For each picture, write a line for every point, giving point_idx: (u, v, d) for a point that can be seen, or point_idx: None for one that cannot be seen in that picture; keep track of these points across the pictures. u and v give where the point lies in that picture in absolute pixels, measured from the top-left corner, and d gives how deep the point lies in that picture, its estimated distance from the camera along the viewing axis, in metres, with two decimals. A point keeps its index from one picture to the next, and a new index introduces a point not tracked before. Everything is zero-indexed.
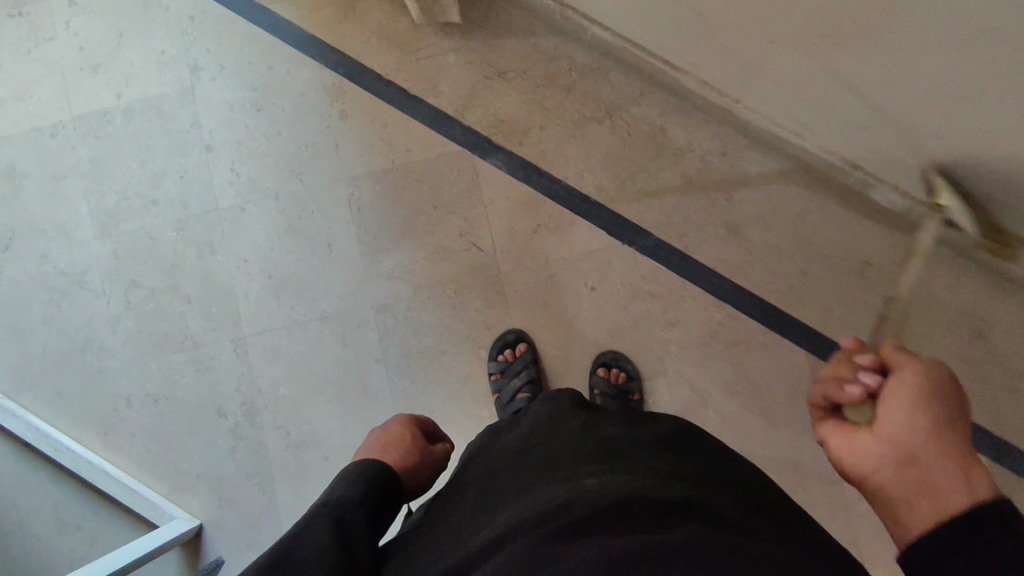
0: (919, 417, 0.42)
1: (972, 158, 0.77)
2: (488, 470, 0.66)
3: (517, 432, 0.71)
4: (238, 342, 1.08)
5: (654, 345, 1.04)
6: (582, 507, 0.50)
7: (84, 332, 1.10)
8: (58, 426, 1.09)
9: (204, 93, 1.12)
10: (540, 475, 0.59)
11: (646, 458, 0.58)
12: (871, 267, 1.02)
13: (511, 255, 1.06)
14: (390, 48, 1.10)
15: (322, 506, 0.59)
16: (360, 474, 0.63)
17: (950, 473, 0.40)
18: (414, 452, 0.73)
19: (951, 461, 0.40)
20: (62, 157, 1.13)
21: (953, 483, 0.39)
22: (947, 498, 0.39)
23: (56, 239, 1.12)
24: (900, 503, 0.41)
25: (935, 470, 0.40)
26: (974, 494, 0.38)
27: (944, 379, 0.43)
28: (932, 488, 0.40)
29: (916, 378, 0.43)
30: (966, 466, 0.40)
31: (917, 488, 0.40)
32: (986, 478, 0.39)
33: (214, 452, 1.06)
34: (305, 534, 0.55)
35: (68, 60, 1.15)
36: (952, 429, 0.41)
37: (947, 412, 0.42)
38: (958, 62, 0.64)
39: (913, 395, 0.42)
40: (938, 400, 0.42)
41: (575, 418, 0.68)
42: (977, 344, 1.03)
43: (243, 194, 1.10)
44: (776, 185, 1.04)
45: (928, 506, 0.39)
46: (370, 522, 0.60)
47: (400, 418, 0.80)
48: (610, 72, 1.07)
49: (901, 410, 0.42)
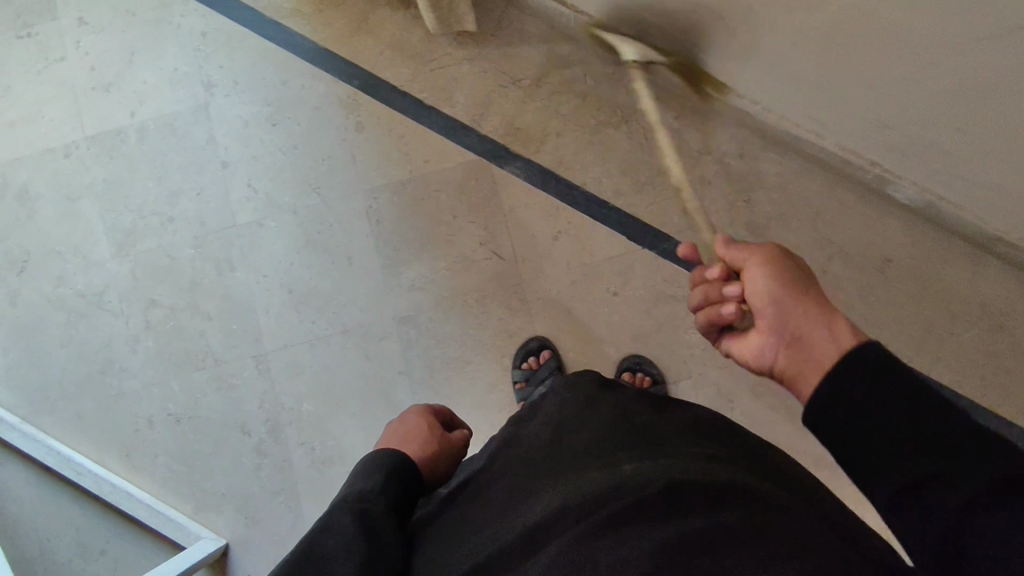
0: (779, 299, 0.52)
1: (1000, 151, 0.77)
2: (512, 455, 0.63)
3: (539, 416, 0.67)
4: (260, 358, 1.07)
5: (678, 348, 1.04)
6: (629, 500, 0.49)
7: (103, 353, 1.09)
8: (79, 448, 1.08)
9: (218, 110, 1.12)
10: (575, 462, 0.57)
11: (682, 444, 0.57)
12: (890, 265, 1.02)
13: (532, 262, 1.06)
14: (404, 59, 1.10)
15: (345, 498, 0.57)
16: (384, 464, 0.62)
17: (818, 330, 0.49)
18: (434, 442, 0.71)
19: (813, 320, 0.49)
20: (75, 177, 1.13)
21: (820, 336, 0.48)
22: (822, 348, 0.48)
23: (72, 260, 1.11)
24: (798, 372, 0.49)
25: (808, 333, 0.49)
26: (844, 339, 0.47)
27: (781, 261, 0.54)
28: (811, 348, 0.48)
29: (763, 269, 0.54)
30: (827, 319, 0.49)
31: (802, 356, 0.49)
32: (840, 322, 0.48)
33: (239, 470, 1.05)
34: (333, 529, 0.53)
35: (79, 80, 1.15)
36: (802, 297, 0.51)
37: (794, 285, 0.52)
38: (992, 56, 0.64)
39: (768, 284, 0.53)
40: (781, 280, 0.53)
41: (600, 399, 0.65)
42: (999, 336, 1.00)
43: (261, 210, 1.10)
44: (795, 184, 1.04)
45: (812, 365, 0.48)
46: (396, 514, 0.58)
47: (416, 408, 0.78)
48: (625, 77, 1.07)
49: (764, 301, 0.53)
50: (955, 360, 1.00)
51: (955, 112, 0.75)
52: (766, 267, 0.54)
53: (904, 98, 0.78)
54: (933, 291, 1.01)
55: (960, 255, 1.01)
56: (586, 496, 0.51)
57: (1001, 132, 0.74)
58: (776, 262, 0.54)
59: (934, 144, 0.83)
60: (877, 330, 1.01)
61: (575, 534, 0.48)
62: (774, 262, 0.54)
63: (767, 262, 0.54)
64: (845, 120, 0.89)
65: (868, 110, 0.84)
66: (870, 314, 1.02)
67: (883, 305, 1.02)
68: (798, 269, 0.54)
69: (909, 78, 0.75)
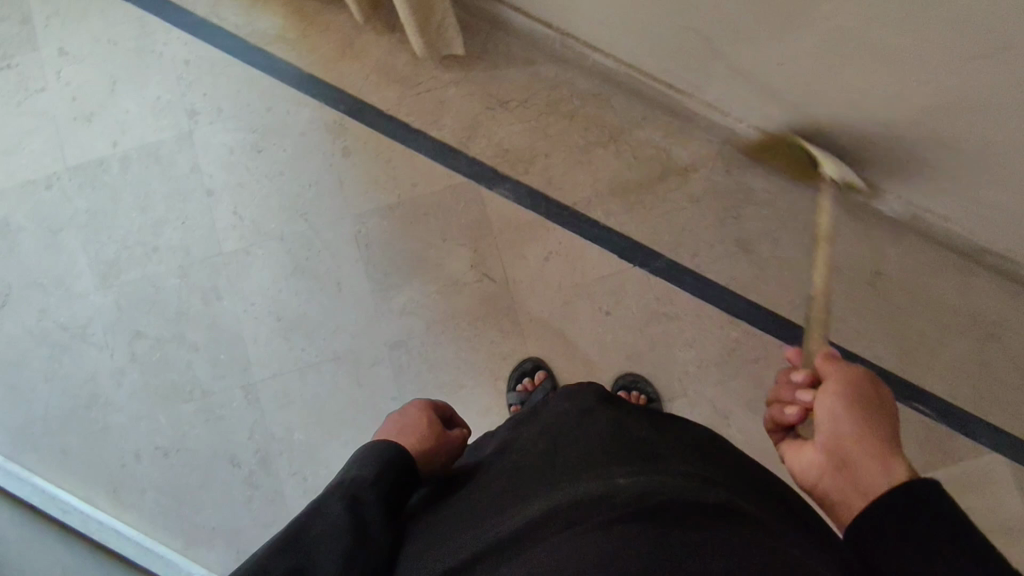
0: (840, 417, 0.51)
1: (987, 164, 0.77)
2: (505, 465, 0.60)
3: (538, 426, 0.65)
4: (250, 387, 1.05)
5: (673, 366, 1.03)
6: (622, 505, 0.46)
7: (88, 388, 1.07)
8: (64, 486, 1.05)
9: (202, 137, 1.11)
10: (569, 469, 0.54)
11: (683, 459, 0.54)
12: (882, 278, 1.02)
13: (523, 283, 1.05)
14: (391, 83, 1.10)
15: (339, 487, 0.56)
16: (380, 455, 0.59)
17: (872, 458, 0.47)
18: (431, 436, 0.67)
19: (871, 448, 0.48)
20: (57, 209, 1.11)
21: (876, 473, 0.46)
22: (872, 485, 0.46)
23: (55, 293, 1.09)
24: (839, 503, 0.48)
25: (861, 467, 0.47)
26: (895, 473, 0.45)
27: (864, 386, 0.53)
28: (858, 475, 0.47)
29: (839, 386, 0.53)
30: (886, 450, 0.47)
31: (848, 481, 0.48)
32: (905, 468, 0.46)
33: (230, 503, 1.03)
34: (319, 517, 0.52)
35: (60, 110, 1.13)
36: (872, 430, 0.49)
37: (865, 409, 0.51)
38: (975, 70, 0.65)
39: (835, 400, 0.52)
40: (853, 408, 0.51)
41: (601, 412, 0.63)
42: (991, 347, 1.00)
43: (248, 237, 1.08)
44: (783, 198, 1.04)
45: (858, 494, 0.46)
46: (388, 507, 0.56)
47: (417, 401, 0.74)
48: (611, 97, 1.07)
49: (827, 418, 0.52)
50: (948, 372, 1.00)
51: (942, 129, 0.76)
52: (843, 385, 0.53)
53: (890, 116, 0.79)
54: (923, 303, 1.01)
55: (949, 267, 1.01)
56: (579, 502, 0.48)
57: (985, 146, 0.75)
58: (855, 383, 0.53)
59: (919, 158, 0.84)
60: (870, 343, 1.01)
61: (561, 539, 0.45)
62: (854, 383, 0.53)
63: (845, 381, 0.53)
64: (831, 136, 0.90)
65: (856, 127, 0.84)
66: (863, 327, 1.02)
67: (875, 317, 1.02)
68: (880, 399, 0.52)
69: (892, 96, 0.75)
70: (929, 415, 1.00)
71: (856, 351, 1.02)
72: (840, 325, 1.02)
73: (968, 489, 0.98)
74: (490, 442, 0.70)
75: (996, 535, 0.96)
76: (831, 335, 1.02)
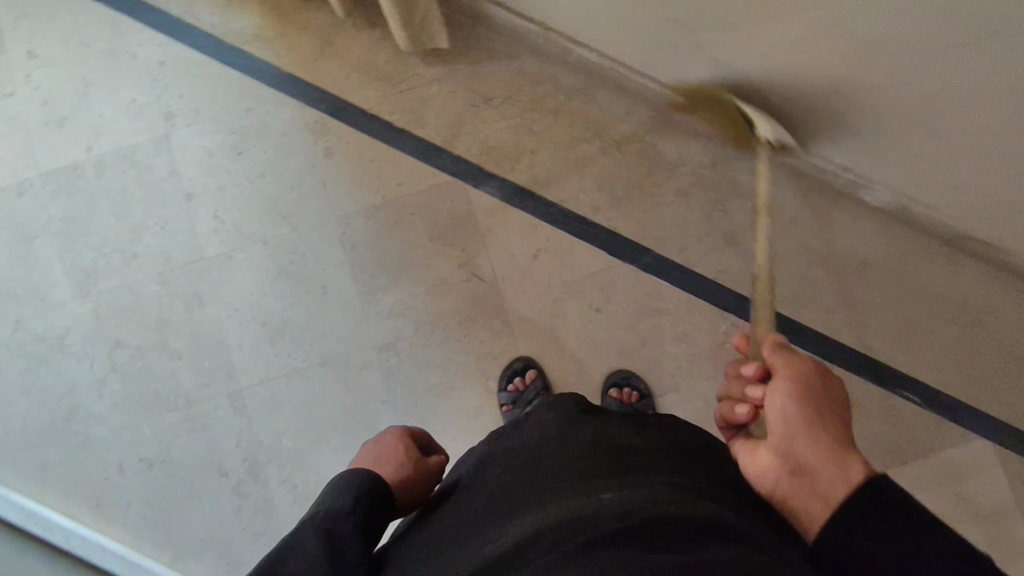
0: (793, 412, 0.51)
1: (972, 152, 0.78)
2: (488, 479, 0.60)
3: (516, 437, 0.64)
4: (236, 395, 1.03)
5: (663, 361, 1.03)
6: (605, 526, 0.45)
7: (68, 400, 1.04)
8: (44, 501, 1.02)
9: (180, 139, 1.09)
10: (552, 486, 0.53)
11: (665, 467, 0.53)
12: (867, 267, 1.03)
13: (512, 282, 1.04)
14: (373, 81, 1.08)
15: (313, 515, 0.55)
16: (356, 484, 0.58)
17: (825, 457, 0.47)
18: (407, 465, 0.65)
19: (823, 444, 0.48)
20: (31, 216, 1.08)
21: (834, 475, 0.46)
22: (830, 488, 0.46)
23: (30, 303, 1.06)
24: (801, 507, 0.48)
25: (819, 471, 0.47)
26: (851, 471, 0.46)
27: (807, 378, 0.53)
28: (817, 479, 0.47)
29: (785, 383, 0.53)
30: (839, 447, 0.48)
31: (803, 484, 0.48)
32: (859, 467, 0.46)
33: (218, 514, 1.01)
34: (293, 553, 0.51)
35: (31, 114, 1.10)
36: (820, 429, 0.49)
37: (816, 405, 0.51)
38: (961, 57, 0.65)
39: (788, 396, 0.52)
40: (803, 405, 0.51)
41: (582, 422, 0.63)
42: (976, 333, 1.01)
43: (230, 241, 1.06)
44: (770, 191, 1.04)
45: (815, 495, 0.47)
46: (366, 536, 0.55)
47: (394, 428, 0.72)
48: (596, 92, 1.07)
49: (777, 417, 0.51)
50: (934, 358, 1.02)
51: (930, 119, 0.76)
52: (792, 382, 0.52)
53: (875, 106, 0.79)
54: (908, 291, 1.02)
55: (934, 255, 1.02)
56: (562, 523, 0.47)
57: (971, 135, 0.75)
58: (803, 378, 0.53)
59: (905, 148, 0.84)
60: (858, 333, 1.02)
61: (548, 559, 0.44)
62: (803, 378, 0.53)
63: (795, 377, 0.53)
64: (817, 127, 0.89)
65: (842, 118, 0.85)
66: (850, 318, 1.02)
67: (864, 307, 1.03)
68: (823, 392, 0.52)
69: (878, 85, 0.75)
70: (916, 403, 1.01)
71: (844, 341, 1.02)
72: (827, 316, 1.03)
73: (957, 475, 0.99)
74: (471, 458, 0.69)
75: (984, 519, 0.97)
76: (819, 326, 1.03)
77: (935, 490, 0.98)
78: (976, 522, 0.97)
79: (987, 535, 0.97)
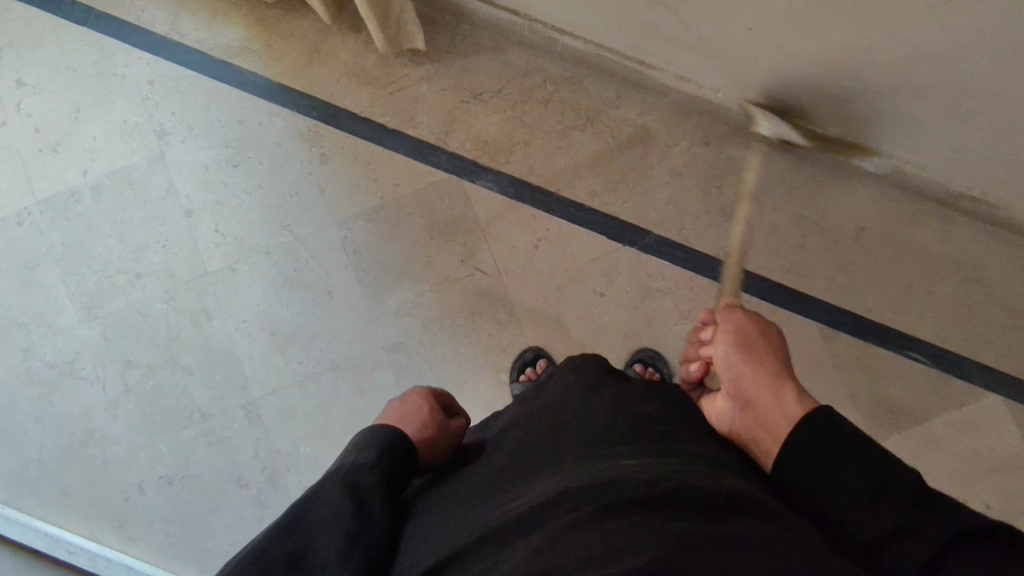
0: (737, 361, 0.60)
1: (961, 110, 0.79)
2: (509, 444, 0.60)
3: (538, 402, 0.65)
4: (249, 406, 1.04)
5: (671, 340, 1.03)
6: (626, 492, 0.45)
7: (83, 423, 1.05)
8: (67, 525, 1.03)
9: (174, 157, 1.09)
10: (572, 450, 0.54)
11: (681, 439, 0.54)
12: (865, 233, 1.04)
13: (516, 274, 1.05)
14: (362, 85, 1.09)
15: (336, 471, 0.57)
16: (378, 439, 0.60)
17: (766, 394, 0.56)
18: (430, 426, 0.66)
19: (765, 386, 0.56)
20: (32, 244, 1.08)
21: (772, 406, 0.55)
22: (770, 419, 0.54)
23: (39, 331, 1.07)
24: (754, 440, 0.56)
25: (760, 406, 0.56)
26: (787, 406, 0.54)
27: (749, 334, 0.63)
28: (760, 413, 0.55)
29: (727, 343, 0.63)
30: (779, 385, 0.56)
31: (753, 418, 0.56)
32: (795, 397, 0.54)
33: (240, 524, 1.01)
34: (318, 504, 0.53)
35: (24, 143, 1.10)
36: (763, 369, 0.58)
37: (756, 353, 0.60)
38: (944, 18, 0.66)
39: (730, 352, 0.62)
40: (744, 354, 0.61)
41: (608, 385, 0.63)
42: (977, 290, 1.03)
43: (232, 254, 1.07)
44: (763, 164, 1.05)
45: (763, 429, 0.54)
46: (389, 488, 0.57)
47: (417, 391, 0.73)
48: (584, 80, 1.08)
49: (727, 369, 0.61)
50: (938, 318, 1.02)
51: (920, 79, 0.77)
52: (733, 339, 0.63)
53: (863, 73, 0.80)
54: (908, 253, 1.03)
55: (929, 217, 1.03)
56: (582, 486, 0.47)
57: (960, 92, 0.76)
58: (740, 331, 0.63)
59: (894, 112, 0.85)
60: (861, 298, 1.03)
61: (566, 519, 0.45)
62: (744, 332, 0.63)
63: (733, 333, 0.63)
64: (806, 99, 0.90)
65: (827, 87, 0.85)
66: (852, 283, 1.03)
67: (864, 273, 1.03)
68: (764, 341, 0.62)
69: (864, 52, 0.76)
70: (921, 362, 1.02)
71: (847, 308, 1.03)
72: (829, 284, 1.03)
73: (969, 430, 1.00)
74: (493, 422, 0.69)
75: (998, 472, 0.98)
76: (823, 295, 1.03)
77: (947, 447, 0.99)
78: (989, 475, 0.98)
79: (1004, 487, 0.98)
